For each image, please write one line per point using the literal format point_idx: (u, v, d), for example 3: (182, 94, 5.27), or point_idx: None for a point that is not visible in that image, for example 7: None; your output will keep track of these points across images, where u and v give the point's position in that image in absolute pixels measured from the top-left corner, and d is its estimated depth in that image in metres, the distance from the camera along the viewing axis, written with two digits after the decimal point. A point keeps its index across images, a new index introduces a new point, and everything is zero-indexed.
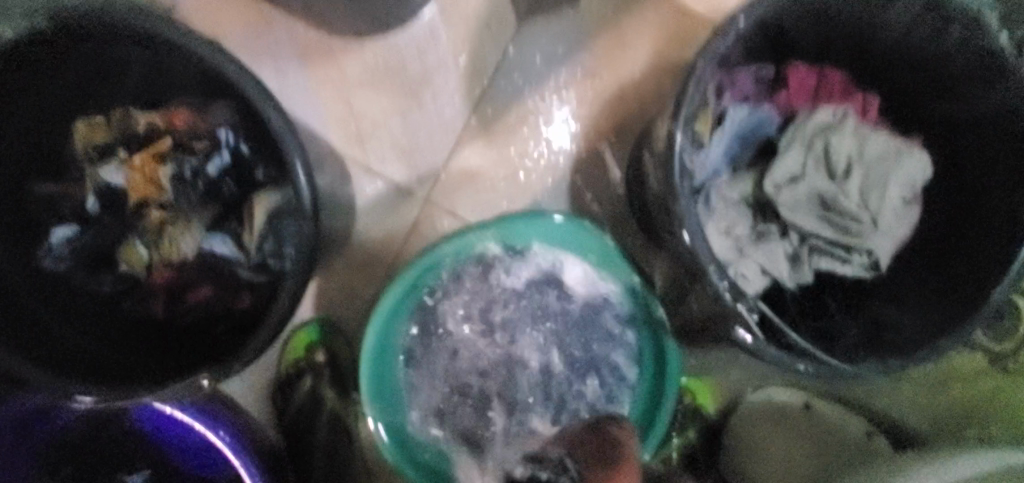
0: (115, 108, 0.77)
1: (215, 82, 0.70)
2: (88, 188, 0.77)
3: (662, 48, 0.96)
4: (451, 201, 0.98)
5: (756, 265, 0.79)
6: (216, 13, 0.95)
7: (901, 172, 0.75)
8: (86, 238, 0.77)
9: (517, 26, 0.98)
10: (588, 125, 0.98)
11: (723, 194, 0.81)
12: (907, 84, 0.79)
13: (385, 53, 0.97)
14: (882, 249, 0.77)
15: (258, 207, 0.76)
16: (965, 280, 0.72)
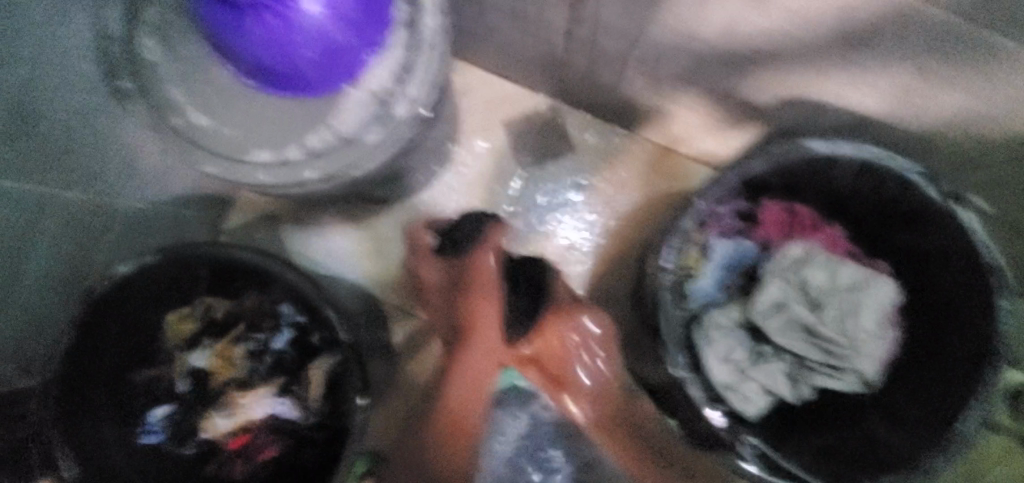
0: (194, 301, 0.82)
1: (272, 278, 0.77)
2: (179, 373, 0.83)
3: (653, 181, 1.10)
4: None
5: (759, 386, 0.83)
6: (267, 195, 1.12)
7: (870, 300, 0.79)
8: (178, 416, 0.82)
9: (524, 176, 1.12)
10: (598, 255, 1.10)
11: (720, 326, 0.85)
12: (863, 222, 0.85)
13: (411, 211, 1.12)
14: (868, 368, 0.80)
15: (315, 376, 0.81)
16: (948, 399, 0.74)
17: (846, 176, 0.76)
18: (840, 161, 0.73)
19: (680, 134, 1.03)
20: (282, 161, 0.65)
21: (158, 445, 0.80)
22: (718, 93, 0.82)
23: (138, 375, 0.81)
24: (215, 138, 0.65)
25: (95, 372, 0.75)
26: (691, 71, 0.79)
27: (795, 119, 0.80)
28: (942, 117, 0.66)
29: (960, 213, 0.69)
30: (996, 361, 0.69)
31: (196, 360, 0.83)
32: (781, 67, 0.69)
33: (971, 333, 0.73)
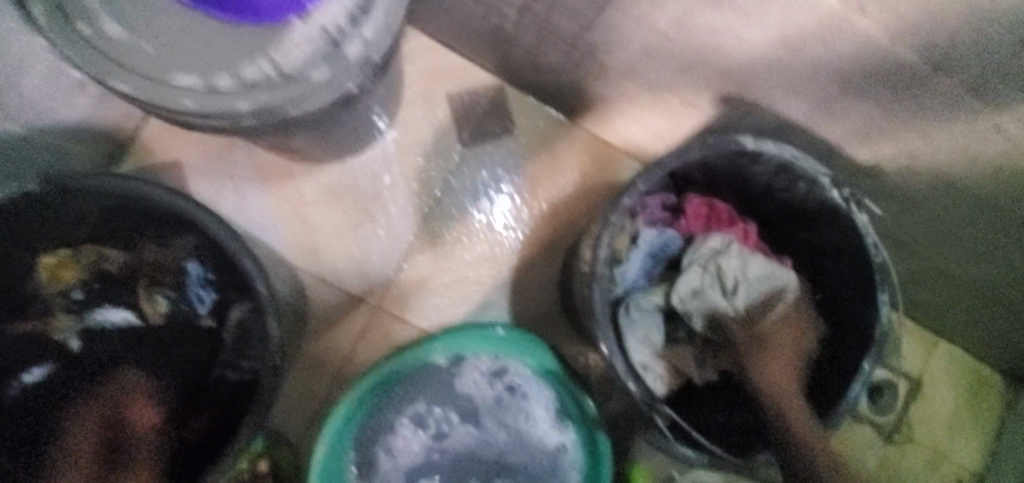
0: (87, 247, 0.81)
1: (178, 221, 0.74)
2: (85, 318, 0.83)
3: (589, 170, 1.12)
4: (401, 309, 1.07)
5: (668, 366, 0.88)
6: (170, 142, 1.02)
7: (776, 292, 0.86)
8: (90, 355, 0.83)
9: (462, 150, 1.10)
10: (529, 237, 1.11)
11: (643, 307, 0.89)
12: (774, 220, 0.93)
13: (339, 175, 1.06)
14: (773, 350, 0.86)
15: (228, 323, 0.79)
16: (830, 379, 0.83)
17: (763, 175, 0.85)
18: (764, 158, 0.79)
19: (619, 125, 1.07)
20: (209, 89, 0.59)
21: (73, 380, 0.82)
22: (662, 85, 0.86)
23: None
24: (140, 55, 0.60)
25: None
26: (639, 60, 0.82)
27: (728, 117, 0.86)
28: (851, 127, 0.74)
29: (853, 214, 0.78)
30: (874, 346, 0.79)
31: (108, 312, 0.83)
32: (723, 65, 0.74)
33: (856, 323, 0.82)
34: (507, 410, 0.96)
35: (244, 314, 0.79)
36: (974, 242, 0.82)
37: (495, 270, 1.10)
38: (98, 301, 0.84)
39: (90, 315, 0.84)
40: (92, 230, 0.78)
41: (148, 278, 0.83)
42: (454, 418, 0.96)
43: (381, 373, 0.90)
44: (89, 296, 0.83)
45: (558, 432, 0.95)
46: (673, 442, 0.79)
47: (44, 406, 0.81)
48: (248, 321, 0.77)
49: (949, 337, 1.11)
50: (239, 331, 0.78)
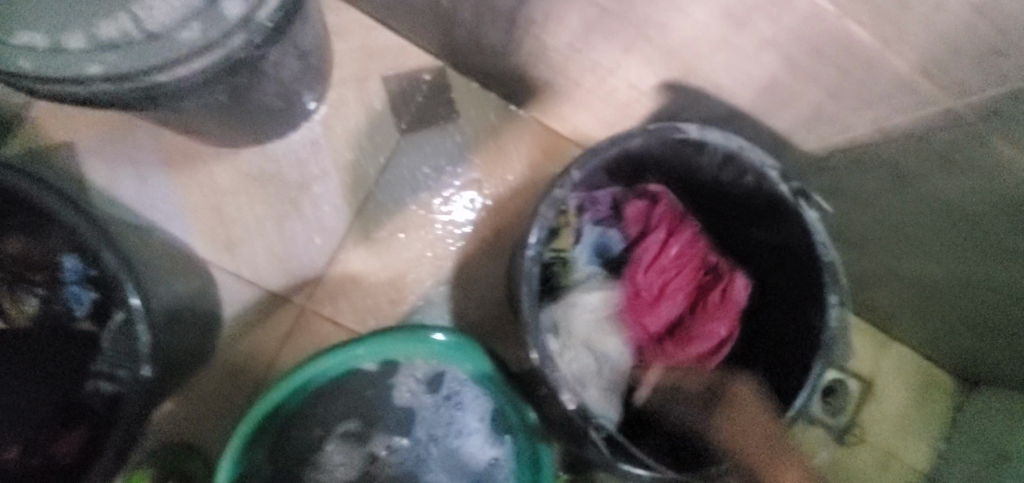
0: None
1: (43, 213, 0.66)
2: None
3: (536, 161, 1.05)
4: (330, 308, 0.98)
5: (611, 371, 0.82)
6: (68, 122, 0.92)
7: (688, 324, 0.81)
8: None
9: (398, 137, 1.02)
10: (471, 233, 1.03)
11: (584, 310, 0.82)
12: (721, 219, 0.88)
13: (260, 161, 0.97)
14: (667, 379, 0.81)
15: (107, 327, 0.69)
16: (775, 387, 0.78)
17: (710, 168, 0.79)
18: (708, 149, 0.74)
19: (567, 113, 1.00)
20: (57, 50, 0.50)
21: None
22: (606, 68, 0.79)
23: None
24: None
25: None
26: (580, 39, 0.76)
27: (676, 103, 0.80)
28: (801, 116, 0.69)
29: (801, 210, 0.74)
30: (822, 352, 0.74)
31: None
32: (665, 44, 0.68)
33: (802, 327, 0.78)
34: (438, 421, 0.87)
35: (122, 320, 0.68)
36: (928, 241, 0.78)
37: (435, 266, 1.02)
38: None
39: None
40: None
41: (13, 275, 0.72)
42: (376, 434, 0.86)
43: (293, 383, 0.80)
44: None
45: (503, 444, 0.87)
46: (609, 454, 0.74)
47: None
48: (125, 329, 0.68)
49: (901, 339, 1.09)
50: (116, 339, 0.68)
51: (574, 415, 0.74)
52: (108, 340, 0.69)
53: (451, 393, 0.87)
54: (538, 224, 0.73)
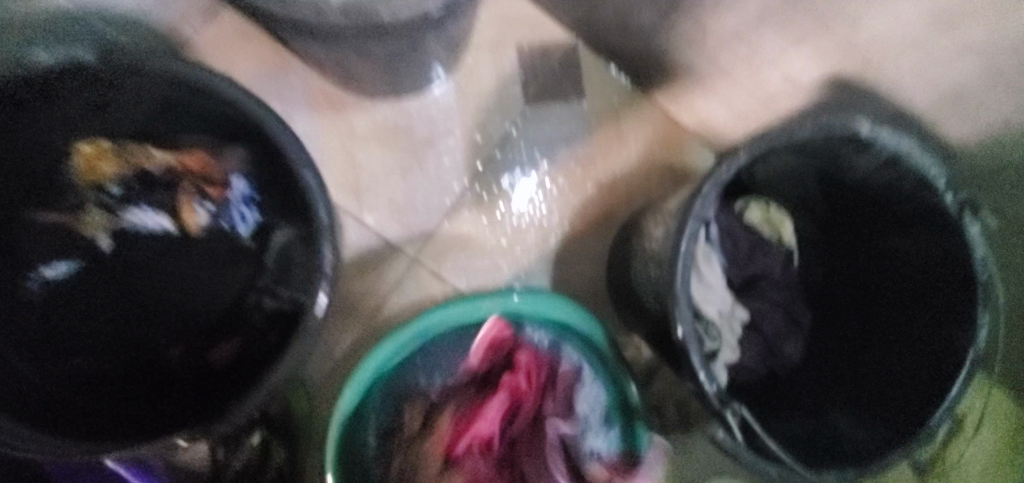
0: (131, 143, 0.79)
1: (235, 127, 0.71)
2: (121, 216, 0.81)
3: (653, 147, 1.05)
4: (439, 265, 1.00)
5: (728, 338, 0.86)
6: (225, 50, 0.97)
7: (722, 342, 0.85)
8: (125, 248, 0.82)
9: (525, 106, 1.03)
10: (581, 210, 1.04)
11: (706, 274, 0.85)
12: (862, 224, 0.88)
13: (394, 113, 1.00)
14: (724, 351, 0.85)
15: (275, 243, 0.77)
16: (914, 398, 0.79)
17: (867, 171, 0.78)
18: (872, 148, 0.73)
19: (697, 103, 0.99)
20: None
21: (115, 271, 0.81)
22: (765, 57, 0.79)
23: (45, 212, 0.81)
24: None
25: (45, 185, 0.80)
26: (750, 24, 0.75)
27: (835, 100, 0.78)
28: (983, 123, 0.69)
29: (967, 225, 0.73)
30: (969, 371, 0.74)
31: (140, 213, 0.80)
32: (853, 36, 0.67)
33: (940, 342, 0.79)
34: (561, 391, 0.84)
35: (294, 237, 0.76)
36: None
37: (543, 237, 1.03)
38: (134, 198, 0.81)
39: (125, 214, 0.81)
40: (145, 131, 0.79)
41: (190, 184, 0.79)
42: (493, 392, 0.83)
43: (421, 326, 0.85)
44: (127, 191, 0.81)
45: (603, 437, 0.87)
46: (744, 443, 0.73)
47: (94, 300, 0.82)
48: (295, 248, 0.74)
49: None
50: (283, 252, 0.76)
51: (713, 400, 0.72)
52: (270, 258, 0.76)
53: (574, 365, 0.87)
54: (697, 207, 0.72)
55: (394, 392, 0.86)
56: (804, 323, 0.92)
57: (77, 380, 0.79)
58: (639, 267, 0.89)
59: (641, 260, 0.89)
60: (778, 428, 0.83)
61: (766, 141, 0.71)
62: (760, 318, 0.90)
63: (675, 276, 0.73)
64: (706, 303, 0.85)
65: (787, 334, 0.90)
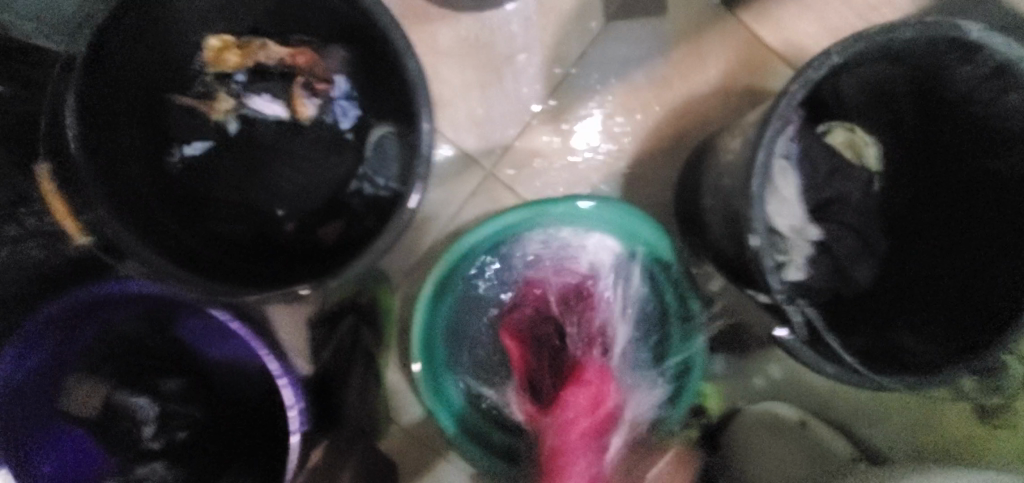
0: (253, 45, 0.76)
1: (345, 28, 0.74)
2: (229, 115, 0.77)
3: (733, 69, 1.03)
4: (512, 180, 1.04)
5: (797, 256, 0.86)
6: None
7: (793, 256, 0.85)
8: (220, 153, 0.78)
9: (602, 24, 1.03)
10: (652, 131, 1.04)
11: (781, 182, 0.85)
12: (941, 160, 0.88)
13: (476, 28, 1.02)
14: (792, 264, 0.85)
15: (372, 137, 0.78)
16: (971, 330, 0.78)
17: (965, 84, 0.77)
18: (978, 55, 0.71)
19: None
20: None
21: (214, 153, 0.78)
22: None
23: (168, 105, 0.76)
24: None
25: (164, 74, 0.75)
26: None
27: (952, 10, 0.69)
28: None
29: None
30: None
31: (265, 111, 0.78)
32: None
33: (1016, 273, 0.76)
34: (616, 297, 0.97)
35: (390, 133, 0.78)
36: None
37: (610, 158, 1.04)
38: (249, 100, 0.77)
39: (247, 101, 0.77)
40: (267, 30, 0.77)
41: (289, 75, 0.78)
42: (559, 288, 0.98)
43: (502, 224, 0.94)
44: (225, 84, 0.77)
45: (651, 361, 0.96)
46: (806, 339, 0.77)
47: (214, 173, 0.78)
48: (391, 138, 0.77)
49: None
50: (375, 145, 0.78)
51: (776, 294, 0.75)
52: (370, 149, 0.78)
53: (629, 273, 0.97)
54: (779, 111, 0.71)
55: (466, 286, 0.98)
56: (876, 250, 0.91)
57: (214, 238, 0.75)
58: (710, 183, 0.89)
59: (711, 177, 0.89)
60: (852, 338, 0.85)
61: (871, 41, 0.69)
62: (833, 240, 0.90)
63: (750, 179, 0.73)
64: (784, 208, 0.85)
65: (860, 259, 0.90)
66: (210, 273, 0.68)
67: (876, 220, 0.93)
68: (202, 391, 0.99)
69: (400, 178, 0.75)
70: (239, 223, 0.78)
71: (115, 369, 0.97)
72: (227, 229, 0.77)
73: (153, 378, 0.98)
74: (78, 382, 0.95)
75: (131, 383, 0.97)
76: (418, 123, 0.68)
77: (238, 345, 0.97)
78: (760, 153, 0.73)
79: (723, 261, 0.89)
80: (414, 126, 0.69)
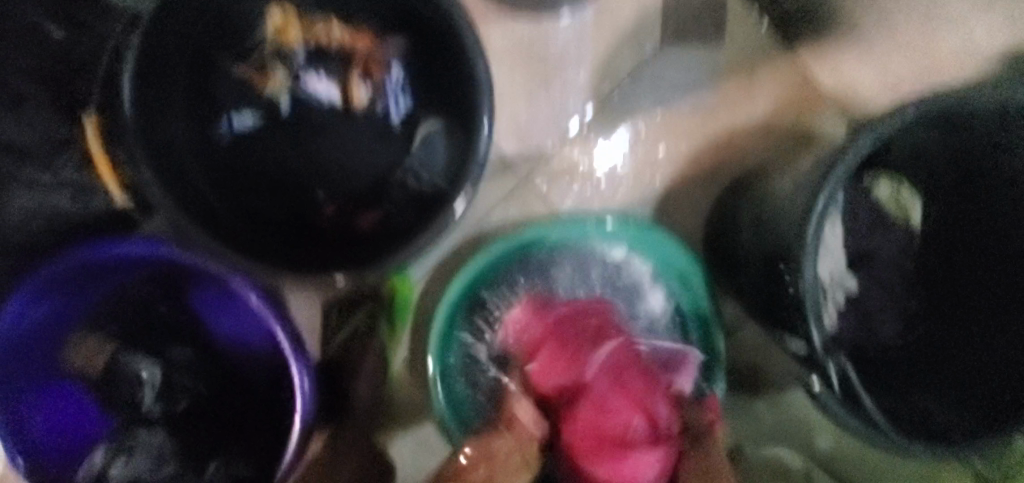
0: (314, 22, 0.76)
1: (410, 17, 0.72)
2: (281, 89, 0.77)
3: (783, 106, 1.02)
4: (547, 189, 1.03)
5: (831, 305, 0.85)
6: None
7: (828, 305, 0.85)
8: (266, 128, 0.77)
9: (658, 44, 1.02)
10: (694, 157, 1.03)
11: (825, 228, 0.84)
12: (984, 232, 0.84)
13: (530, 32, 1.00)
14: (826, 314, 0.85)
15: (421, 131, 0.77)
16: (1001, 404, 0.77)
17: None
18: None
19: (844, 65, 0.96)
20: None
21: (259, 125, 0.77)
22: None
23: (220, 71, 0.75)
24: None
25: (219, 44, 0.73)
26: None
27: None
28: None
29: None
30: None
31: (317, 90, 0.77)
32: None
33: None
34: (631, 319, 0.98)
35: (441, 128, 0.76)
36: None
37: (647, 180, 1.03)
38: (301, 78, 0.77)
39: (300, 78, 0.77)
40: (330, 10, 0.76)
41: (346, 57, 0.77)
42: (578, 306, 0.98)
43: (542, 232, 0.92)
44: (278, 57, 0.76)
45: None
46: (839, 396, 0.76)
47: (258, 148, 0.77)
48: (442, 133, 0.75)
49: None
50: (423, 139, 0.77)
51: (815, 345, 0.74)
52: (417, 144, 0.77)
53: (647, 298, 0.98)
54: (842, 161, 0.70)
55: (487, 293, 0.97)
56: (909, 309, 0.90)
57: (250, 216, 0.74)
58: (751, 221, 0.88)
59: (753, 215, 0.88)
60: (875, 396, 0.84)
61: (944, 100, 0.68)
62: (866, 292, 0.89)
63: (805, 227, 0.72)
64: (825, 255, 0.84)
65: (890, 315, 0.89)
66: (249, 251, 0.67)
67: (914, 275, 0.91)
68: (210, 362, 0.98)
69: (445, 176, 0.74)
70: (274, 202, 0.76)
71: (122, 329, 0.95)
72: (264, 208, 0.75)
73: (159, 344, 0.96)
74: (83, 338, 0.93)
75: (139, 344, 0.95)
76: (477, 123, 0.67)
77: (248, 321, 0.95)
78: (817, 200, 0.71)
79: (756, 299, 0.88)
80: (472, 124, 0.68)
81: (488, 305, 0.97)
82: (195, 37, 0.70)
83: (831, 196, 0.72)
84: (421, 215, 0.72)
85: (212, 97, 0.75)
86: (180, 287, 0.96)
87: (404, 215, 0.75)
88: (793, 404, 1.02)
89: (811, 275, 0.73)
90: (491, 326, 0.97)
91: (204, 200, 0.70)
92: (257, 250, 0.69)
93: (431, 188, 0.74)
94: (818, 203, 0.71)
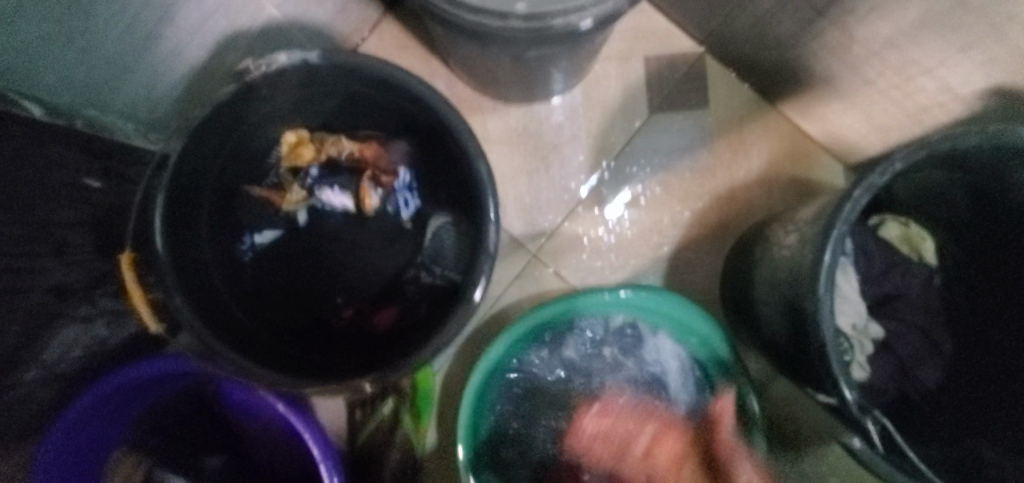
0: (324, 140, 0.82)
1: (413, 128, 0.78)
2: (299, 205, 0.82)
3: (778, 159, 1.05)
4: (559, 263, 1.05)
5: (860, 356, 0.84)
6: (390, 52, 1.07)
7: (856, 357, 0.83)
8: (286, 243, 0.82)
9: (648, 114, 1.07)
10: (698, 217, 1.05)
11: (839, 279, 0.84)
12: (1005, 265, 0.83)
13: (526, 119, 1.07)
14: (855, 365, 0.83)
15: (431, 227, 0.80)
16: None
17: None
18: None
19: (830, 114, 1.00)
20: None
21: (279, 241, 0.82)
22: (921, 67, 0.83)
23: (241, 196, 0.80)
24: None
25: (239, 172, 0.80)
26: None
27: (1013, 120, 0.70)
28: None
29: None
30: None
31: (331, 201, 0.82)
32: None
33: None
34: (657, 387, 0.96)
35: (449, 222, 0.80)
36: None
37: (656, 244, 1.04)
38: (317, 192, 0.82)
39: (316, 193, 0.82)
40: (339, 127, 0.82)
41: (357, 168, 0.82)
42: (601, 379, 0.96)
43: (548, 312, 0.92)
44: (294, 176, 0.82)
45: None
46: (883, 453, 0.73)
47: (280, 261, 0.82)
48: (451, 228, 0.79)
49: None
50: (434, 235, 0.80)
51: (848, 401, 0.72)
52: (428, 241, 0.80)
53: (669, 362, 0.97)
54: (843, 215, 0.72)
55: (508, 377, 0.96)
56: (943, 349, 0.87)
57: (277, 328, 0.77)
58: (764, 277, 0.88)
59: (765, 270, 0.88)
60: (921, 446, 0.80)
61: (931, 146, 0.71)
62: (895, 337, 0.87)
63: (816, 283, 0.73)
64: (843, 306, 0.84)
65: (924, 357, 0.86)
66: (278, 365, 0.70)
67: (940, 314, 0.89)
68: (245, 471, 0.99)
69: (456, 268, 0.76)
70: (298, 312, 0.79)
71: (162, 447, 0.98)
72: (290, 319, 0.79)
73: (197, 456, 0.99)
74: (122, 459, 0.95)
75: (177, 460, 0.98)
76: (484, 218, 0.70)
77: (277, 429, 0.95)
78: (824, 256, 0.72)
79: (782, 356, 0.86)
80: (478, 217, 0.71)
81: (513, 388, 0.96)
82: (218, 170, 0.76)
83: (838, 250, 0.72)
84: (438, 310, 0.74)
85: (235, 220, 0.80)
86: (212, 399, 0.99)
87: (422, 311, 0.77)
88: (841, 459, 0.98)
89: (831, 330, 0.72)
90: (518, 409, 0.96)
91: (232, 319, 0.73)
92: (285, 363, 0.71)
93: (444, 281, 0.77)
94: (825, 258, 0.72)
